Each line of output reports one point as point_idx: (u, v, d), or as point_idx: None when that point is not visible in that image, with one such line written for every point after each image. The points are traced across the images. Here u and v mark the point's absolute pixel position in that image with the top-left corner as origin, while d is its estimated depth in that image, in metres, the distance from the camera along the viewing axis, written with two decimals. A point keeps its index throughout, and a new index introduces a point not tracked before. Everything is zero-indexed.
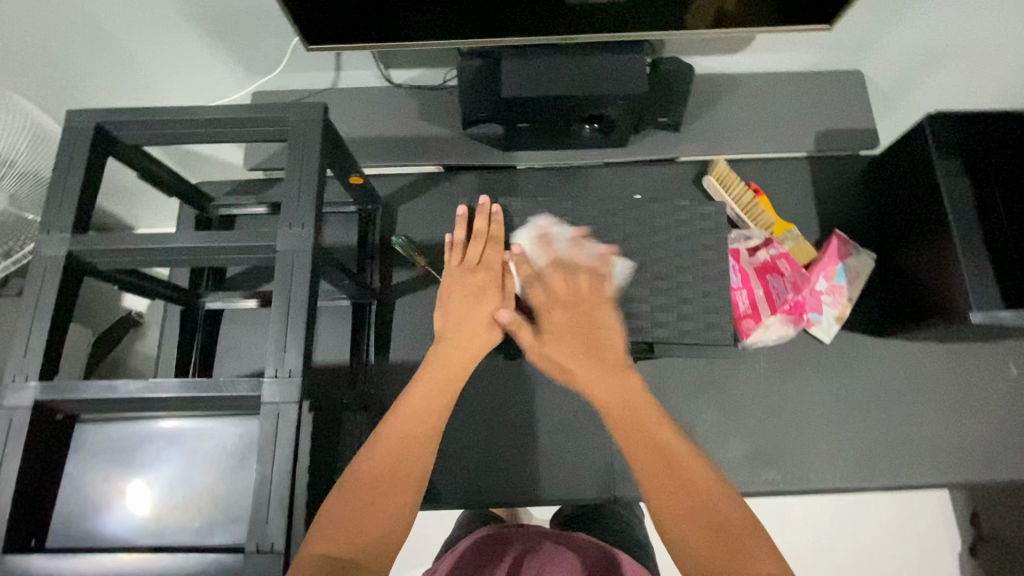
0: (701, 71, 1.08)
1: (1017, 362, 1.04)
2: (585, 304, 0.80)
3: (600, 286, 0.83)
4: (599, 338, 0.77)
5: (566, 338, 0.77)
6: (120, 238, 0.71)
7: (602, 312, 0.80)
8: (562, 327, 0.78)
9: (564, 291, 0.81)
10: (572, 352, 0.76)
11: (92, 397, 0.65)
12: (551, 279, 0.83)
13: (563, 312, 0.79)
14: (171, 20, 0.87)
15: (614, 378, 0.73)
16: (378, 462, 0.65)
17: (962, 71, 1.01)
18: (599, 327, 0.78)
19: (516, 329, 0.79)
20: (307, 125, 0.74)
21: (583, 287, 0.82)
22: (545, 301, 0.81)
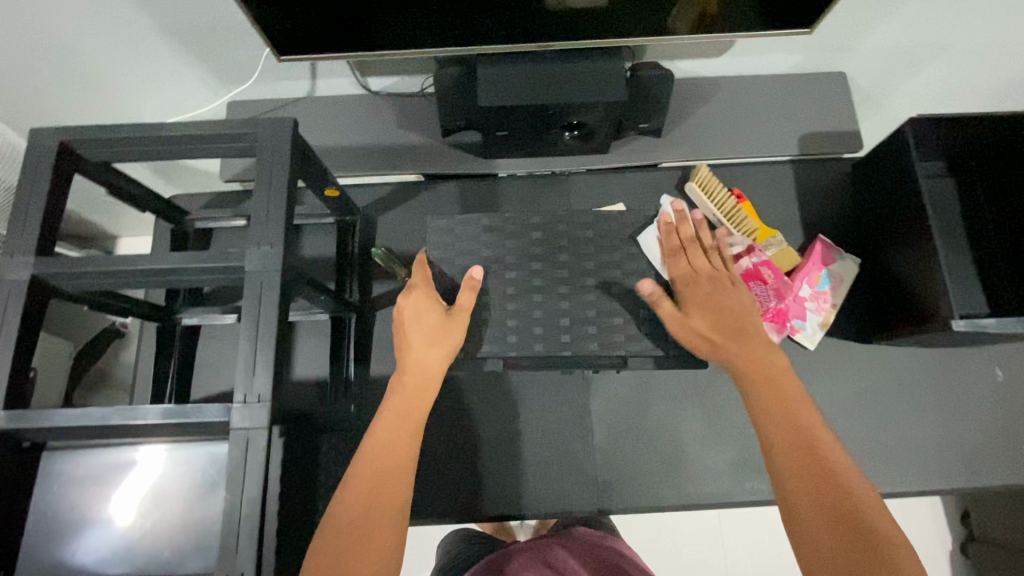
0: (682, 74, 1.06)
1: (1003, 365, 1.03)
2: (719, 283, 0.83)
3: (722, 265, 0.87)
4: (735, 310, 0.79)
5: (711, 311, 0.79)
6: (85, 260, 0.70)
7: (739, 289, 0.82)
8: (702, 305, 0.80)
9: (703, 270, 0.84)
10: (723, 332, 0.77)
11: (58, 426, 0.64)
12: (692, 257, 0.86)
13: (697, 290, 0.82)
14: (138, 33, 0.85)
15: (753, 354, 0.74)
16: (358, 496, 0.65)
17: (946, 72, 1.00)
18: (738, 305, 0.80)
19: (658, 301, 0.79)
20: (276, 141, 0.73)
21: (712, 268, 0.85)
22: (680, 277, 0.84)
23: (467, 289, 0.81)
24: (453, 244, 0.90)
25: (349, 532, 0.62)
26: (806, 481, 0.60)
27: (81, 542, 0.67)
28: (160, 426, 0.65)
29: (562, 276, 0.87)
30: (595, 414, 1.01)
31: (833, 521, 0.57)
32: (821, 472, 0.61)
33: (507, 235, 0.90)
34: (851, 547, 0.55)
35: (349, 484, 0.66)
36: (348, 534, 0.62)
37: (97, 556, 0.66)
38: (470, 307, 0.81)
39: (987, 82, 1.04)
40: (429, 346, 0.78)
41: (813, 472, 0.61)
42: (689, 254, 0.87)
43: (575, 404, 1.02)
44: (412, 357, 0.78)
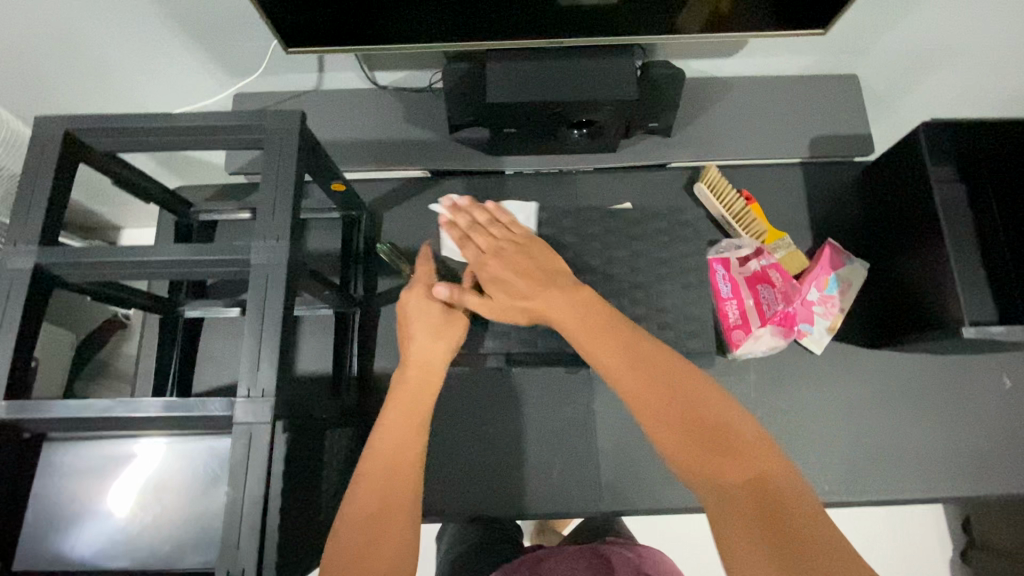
0: (693, 74, 1.05)
1: (1011, 373, 1.03)
2: (516, 248, 0.75)
3: (513, 228, 0.79)
4: (543, 266, 0.73)
5: (509, 281, 0.72)
6: (89, 250, 0.69)
7: (537, 246, 0.76)
8: (504, 272, 0.73)
9: (488, 244, 0.76)
10: (531, 290, 0.69)
11: (63, 416, 0.63)
12: (477, 236, 0.78)
13: (496, 259, 0.74)
14: (143, 22, 0.84)
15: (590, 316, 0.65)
16: (367, 498, 0.64)
17: (959, 75, 0.99)
18: (540, 257, 0.74)
19: (459, 298, 0.75)
20: (283, 134, 0.72)
21: (505, 232, 0.78)
22: (476, 260, 0.76)
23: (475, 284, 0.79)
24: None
25: (364, 531, 0.62)
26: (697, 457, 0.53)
27: (76, 535, 0.66)
28: (164, 420, 0.65)
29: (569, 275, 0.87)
30: (599, 415, 1.01)
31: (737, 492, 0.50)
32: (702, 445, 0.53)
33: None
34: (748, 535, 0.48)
35: (359, 486, 0.66)
36: (360, 535, 0.62)
37: (94, 550, 0.66)
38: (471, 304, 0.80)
39: (1001, 88, 1.02)
40: (431, 345, 0.76)
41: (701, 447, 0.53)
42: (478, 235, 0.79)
43: (579, 404, 1.01)
44: (417, 352, 0.76)
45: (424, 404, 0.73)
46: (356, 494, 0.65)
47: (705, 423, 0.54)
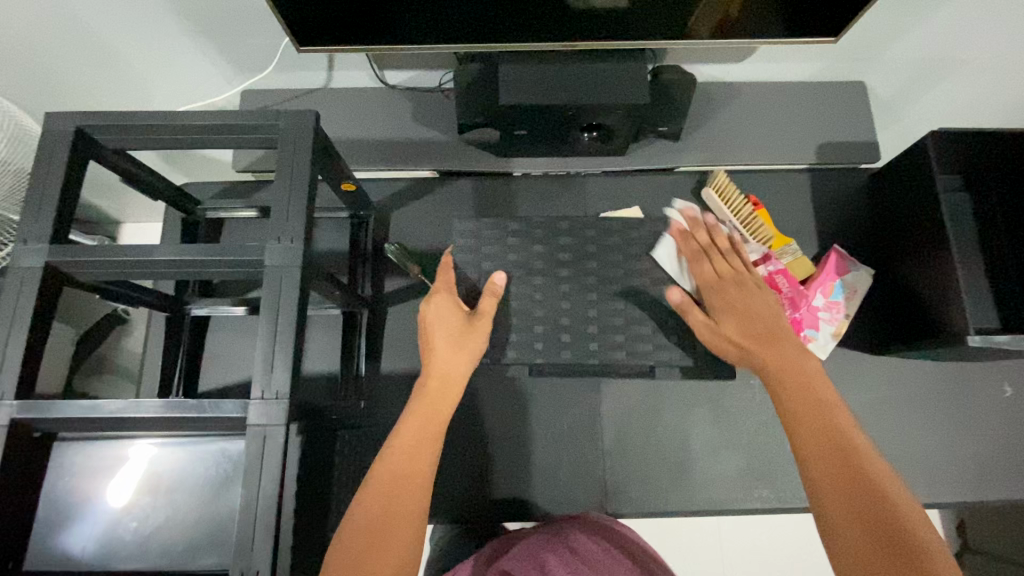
0: (703, 78, 1.05)
1: (1011, 381, 1.04)
2: (752, 292, 0.82)
3: (751, 270, 0.85)
4: (767, 317, 0.79)
5: (742, 317, 0.79)
6: (101, 248, 0.69)
7: (771, 297, 0.82)
8: (735, 307, 0.81)
9: (717, 273, 0.86)
10: (753, 337, 0.77)
11: (74, 416, 0.63)
12: (712, 264, 0.87)
13: (722, 292, 0.83)
14: (154, 18, 0.84)
15: (784, 360, 0.73)
16: (376, 497, 0.64)
17: (966, 84, 1.00)
18: (765, 305, 0.80)
19: (685, 311, 0.82)
20: (297, 134, 0.72)
21: (738, 270, 0.85)
22: (714, 284, 0.85)
23: (490, 296, 0.84)
24: (476, 250, 0.92)
25: (369, 533, 0.62)
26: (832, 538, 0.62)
27: (88, 533, 0.66)
28: (176, 420, 0.65)
29: (578, 283, 0.89)
30: (606, 417, 1.01)
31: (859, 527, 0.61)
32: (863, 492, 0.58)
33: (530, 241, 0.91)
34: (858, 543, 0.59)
35: (371, 483, 0.66)
36: (369, 532, 0.62)
37: (104, 550, 0.66)
38: (492, 312, 0.83)
39: (1007, 98, 1.03)
40: (450, 353, 0.79)
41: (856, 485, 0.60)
42: (707, 260, 0.87)
43: (586, 407, 1.02)
44: (436, 362, 0.78)
45: (442, 416, 0.74)
46: (365, 494, 0.65)
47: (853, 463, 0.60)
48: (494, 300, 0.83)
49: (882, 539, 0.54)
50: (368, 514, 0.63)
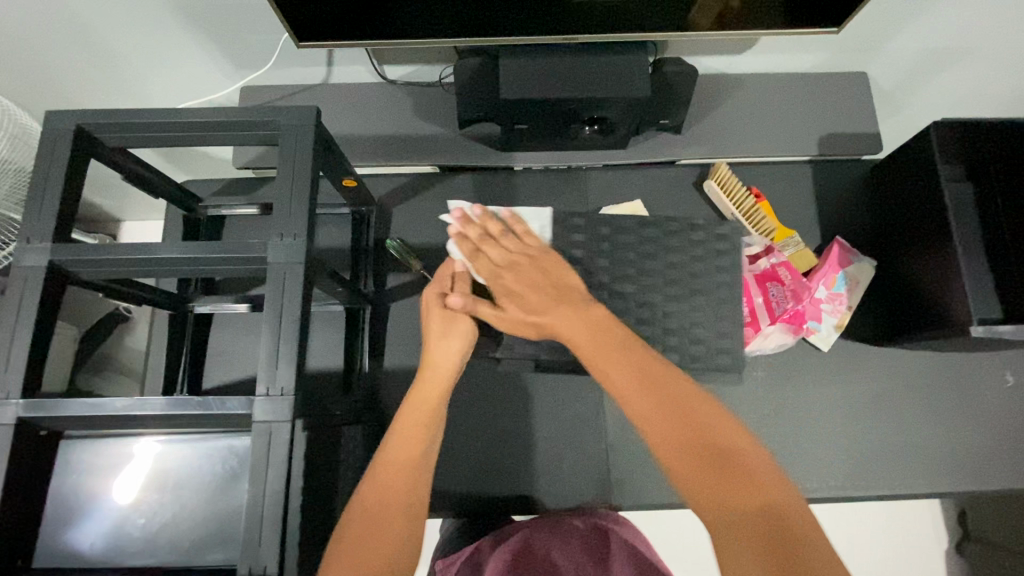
0: (705, 70, 1.05)
1: (1013, 370, 1.04)
2: (533, 261, 0.74)
3: (530, 238, 0.77)
4: (557, 282, 0.72)
5: (529, 295, 0.71)
6: (103, 247, 0.69)
7: (552, 259, 0.75)
8: (518, 286, 0.72)
9: (500, 253, 0.74)
10: (544, 304, 0.70)
11: (82, 414, 0.63)
12: (488, 247, 0.75)
13: (514, 270, 0.73)
14: (151, 15, 0.83)
15: (590, 326, 0.67)
16: (380, 490, 0.66)
17: (969, 74, 0.99)
18: (557, 269, 0.74)
19: (473, 309, 0.74)
20: (298, 131, 0.72)
21: (521, 244, 0.75)
22: (492, 269, 0.74)
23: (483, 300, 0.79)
24: None
25: (373, 523, 0.63)
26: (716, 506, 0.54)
27: (96, 530, 0.67)
28: (181, 417, 0.65)
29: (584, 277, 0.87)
30: (609, 410, 1.02)
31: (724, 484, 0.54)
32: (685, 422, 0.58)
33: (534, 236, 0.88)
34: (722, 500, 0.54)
35: (377, 475, 0.67)
36: (373, 522, 0.63)
37: (111, 547, 0.66)
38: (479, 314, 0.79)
39: (1012, 88, 1.03)
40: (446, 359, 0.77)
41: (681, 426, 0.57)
42: (497, 240, 0.76)
43: (590, 400, 1.02)
44: (436, 356, 0.77)
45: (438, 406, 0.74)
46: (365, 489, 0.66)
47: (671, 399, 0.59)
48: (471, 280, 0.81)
49: (703, 452, 0.56)
50: (369, 511, 0.64)
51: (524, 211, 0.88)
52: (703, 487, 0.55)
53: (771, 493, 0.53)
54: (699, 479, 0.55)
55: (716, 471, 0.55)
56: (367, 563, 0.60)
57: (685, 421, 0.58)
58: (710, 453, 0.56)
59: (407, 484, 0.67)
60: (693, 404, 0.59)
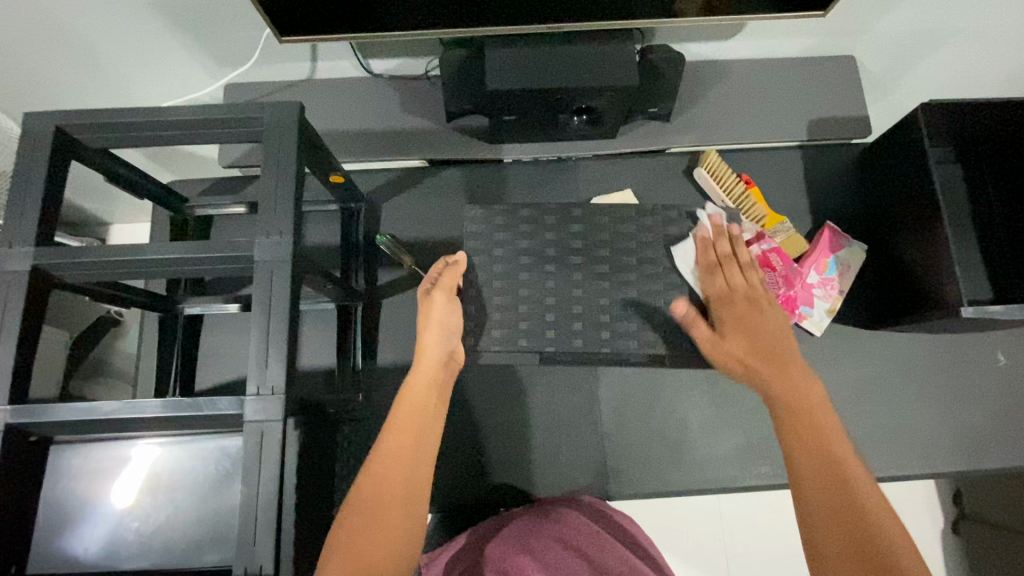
0: (692, 57, 1.04)
1: (1005, 350, 1.05)
2: (753, 312, 0.85)
3: (759, 286, 0.87)
4: (771, 340, 0.82)
5: (748, 339, 0.83)
6: (86, 250, 0.68)
7: (772, 312, 0.85)
8: (739, 326, 0.84)
9: (731, 288, 0.86)
10: (754, 357, 0.81)
11: (72, 418, 0.62)
12: (726, 276, 0.87)
13: (735, 309, 0.85)
14: (130, 13, 0.82)
15: (788, 382, 0.76)
16: (374, 488, 0.66)
17: (956, 56, 0.99)
18: (770, 323, 0.84)
19: (693, 325, 0.84)
20: (282, 126, 0.71)
21: (750, 285, 0.87)
22: (721, 298, 0.86)
23: (441, 296, 0.84)
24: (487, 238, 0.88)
25: (366, 519, 0.63)
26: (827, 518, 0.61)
27: (90, 535, 0.66)
28: (171, 419, 0.64)
29: (577, 269, 0.87)
30: (604, 401, 1.02)
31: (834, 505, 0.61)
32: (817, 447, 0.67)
33: (524, 228, 0.88)
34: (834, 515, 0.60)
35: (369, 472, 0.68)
36: (366, 519, 0.63)
37: (107, 551, 0.66)
38: (443, 313, 0.83)
39: (998, 68, 1.03)
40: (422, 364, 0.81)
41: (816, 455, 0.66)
42: (728, 271, 0.88)
43: (585, 390, 1.02)
44: (417, 372, 0.80)
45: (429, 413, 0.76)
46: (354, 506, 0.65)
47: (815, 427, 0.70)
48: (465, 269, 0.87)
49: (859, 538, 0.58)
50: (360, 525, 0.63)
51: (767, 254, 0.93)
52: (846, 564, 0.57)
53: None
54: (842, 551, 0.58)
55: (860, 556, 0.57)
56: (362, 559, 0.60)
57: (848, 501, 0.61)
58: (862, 539, 0.58)
59: (399, 494, 0.67)
60: (846, 464, 0.65)
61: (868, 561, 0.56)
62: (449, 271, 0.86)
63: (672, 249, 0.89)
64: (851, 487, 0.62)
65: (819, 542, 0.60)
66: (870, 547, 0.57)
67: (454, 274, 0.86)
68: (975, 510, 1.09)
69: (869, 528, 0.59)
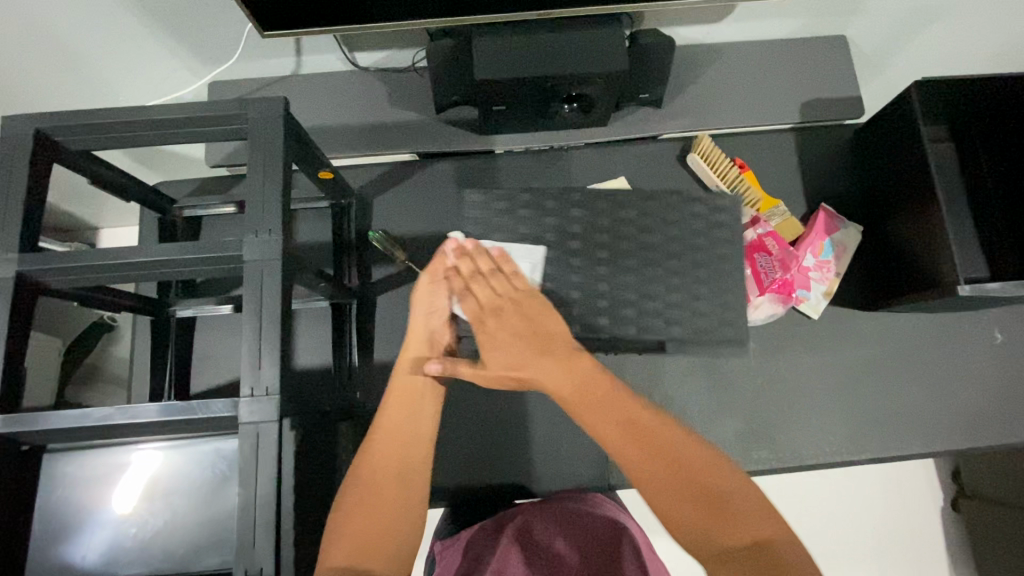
0: (682, 41, 1.03)
1: (1002, 328, 1.05)
2: (518, 315, 0.79)
3: (513, 286, 0.81)
4: (543, 338, 0.78)
5: (513, 346, 0.77)
6: (70, 254, 0.67)
7: (537, 308, 0.80)
8: (506, 336, 0.77)
9: (490, 300, 0.79)
10: (520, 354, 0.76)
11: (65, 427, 0.61)
12: (477, 291, 0.80)
13: (499, 319, 0.78)
14: (107, 11, 0.80)
15: (578, 385, 0.73)
16: (372, 476, 0.68)
17: (949, 32, 0.98)
18: (537, 321, 0.79)
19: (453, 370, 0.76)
20: (267, 123, 0.69)
21: (503, 289, 0.80)
22: (475, 315, 0.79)
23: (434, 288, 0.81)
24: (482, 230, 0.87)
25: (367, 507, 0.65)
26: (659, 486, 0.62)
27: (88, 541, 0.66)
28: (166, 423, 0.63)
29: (576, 255, 0.86)
30: None
31: (660, 468, 0.63)
32: (627, 424, 0.67)
33: (521, 219, 0.87)
34: (670, 486, 0.62)
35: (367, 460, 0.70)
36: (367, 506, 0.65)
37: (105, 558, 0.66)
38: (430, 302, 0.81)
39: (991, 44, 1.01)
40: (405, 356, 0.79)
41: (625, 434, 0.67)
42: (476, 285, 0.81)
43: None
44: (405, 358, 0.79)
45: (421, 395, 0.77)
46: (348, 505, 0.66)
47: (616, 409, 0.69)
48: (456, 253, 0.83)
49: (700, 499, 0.60)
50: (359, 517, 0.64)
51: (514, 247, 0.86)
52: (699, 529, 0.59)
53: (761, 525, 0.58)
54: (690, 509, 0.60)
55: (709, 513, 0.59)
56: (366, 545, 0.63)
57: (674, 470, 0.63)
58: (704, 496, 0.61)
59: (393, 497, 0.67)
60: (652, 428, 0.67)
61: (708, 506, 0.60)
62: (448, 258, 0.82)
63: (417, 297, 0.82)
64: (671, 457, 0.64)
65: (673, 518, 0.60)
66: (712, 503, 0.60)
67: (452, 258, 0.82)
68: (974, 488, 1.08)
69: (701, 485, 0.61)
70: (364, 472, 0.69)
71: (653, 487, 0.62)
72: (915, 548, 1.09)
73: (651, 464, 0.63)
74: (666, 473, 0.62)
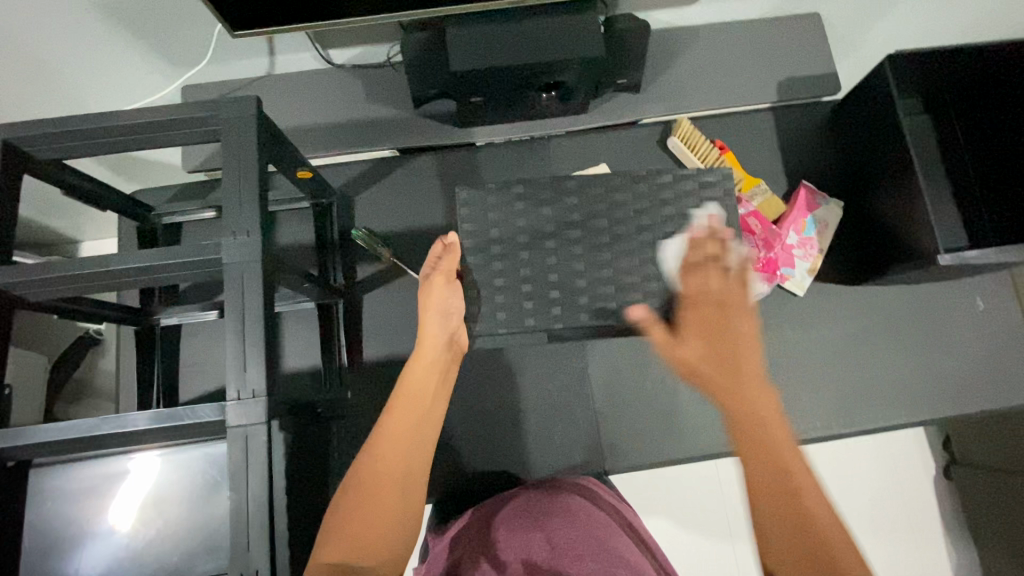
0: (658, 26, 1.03)
1: (983, 296, 1.07)
2: (715, 316, 0.74)
3: (733, 284, 0.77)
4: (732, 342, 0.72)
5: (701, 338, 0.73)
6: (45, 266, 0.65)
7: (736, 315, 0.74)
8: (692, 327, 0.75)
9: (700, 288, 0.77)
10: (703, 354, 0.72)
11: (48, 439, 0.60)
12: (696, 275, 0.79)
13: (693, 310, 0.76)
14: (69, 15, 0.77)
15: (739, 394, 0.66)
16: (373, 475, 0.67)
17: (921, 6, 0.99)
18: (735, 325, 0.73)
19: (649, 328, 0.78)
20: (240, 124, 0.68)
21: (717, 282, 0.77)
22: (682, 295, 0.78)
23: (452, 288, 0.81)
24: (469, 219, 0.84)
25: (364, 503, 0.65)
26: (774, 522, 0.56)
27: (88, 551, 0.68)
28: (154, 431, 0.63)
29: (572, 243, 0.84)
30: (595, 377, 1.02)
31: (780, 504, 0.56)
32: (778, 459, 0.59)
33: (516, 207, 0.84)
34: (780, 527, 0.55)
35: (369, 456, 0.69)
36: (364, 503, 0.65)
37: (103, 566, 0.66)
38: (445, 299, 0.81)
39: (963, 16, 1.02)
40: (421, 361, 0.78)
41: (762, 457, 0.59)
42: (704, 269, 0.79)
43: (575, 368, 1.02)
44: (417, 357, 0.78)
45: (428, 397, 0.76)
46: (342, 508, 0.65)
47: (753, 420, 0.63)
48: (461, 253, 0.83)
49: (810, 557, 0.53)
50: (356, 516, 0.64)
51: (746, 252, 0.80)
52: None
53: None
54: (788, 548, 0.54)
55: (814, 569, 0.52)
56: (364, 545, 0.62)
57: (810, 527, 0.54)
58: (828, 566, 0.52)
59: (391, 496, 0.67)
60: (799, 475, 0.58)
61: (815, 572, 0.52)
62: (693, 241, 0.82)
63: (660, 247, 0.83)
64: (807, 516, 0.55)
65: (769, 546, 0.55)
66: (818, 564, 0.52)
67: (715, 229, 0.82)
68: (964, 455, 1.09)
69: (818, 537, 0.53)
70: (364, 470, 0.68)
71: (769, 524, 0.56)
72: (908, 516, 1.11)
73: (769, 497, 0.57)
74: (781, 509, 0.56)
